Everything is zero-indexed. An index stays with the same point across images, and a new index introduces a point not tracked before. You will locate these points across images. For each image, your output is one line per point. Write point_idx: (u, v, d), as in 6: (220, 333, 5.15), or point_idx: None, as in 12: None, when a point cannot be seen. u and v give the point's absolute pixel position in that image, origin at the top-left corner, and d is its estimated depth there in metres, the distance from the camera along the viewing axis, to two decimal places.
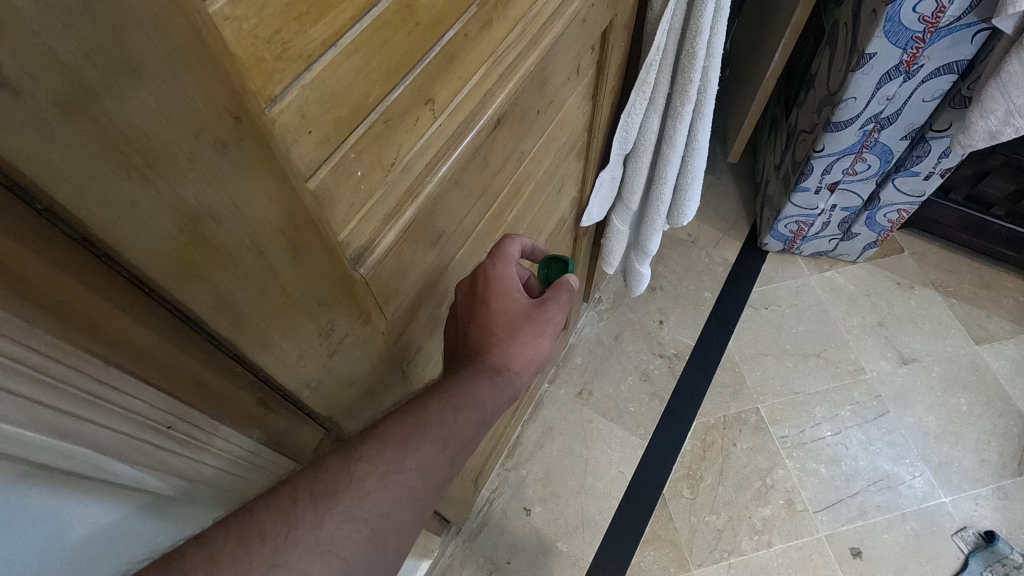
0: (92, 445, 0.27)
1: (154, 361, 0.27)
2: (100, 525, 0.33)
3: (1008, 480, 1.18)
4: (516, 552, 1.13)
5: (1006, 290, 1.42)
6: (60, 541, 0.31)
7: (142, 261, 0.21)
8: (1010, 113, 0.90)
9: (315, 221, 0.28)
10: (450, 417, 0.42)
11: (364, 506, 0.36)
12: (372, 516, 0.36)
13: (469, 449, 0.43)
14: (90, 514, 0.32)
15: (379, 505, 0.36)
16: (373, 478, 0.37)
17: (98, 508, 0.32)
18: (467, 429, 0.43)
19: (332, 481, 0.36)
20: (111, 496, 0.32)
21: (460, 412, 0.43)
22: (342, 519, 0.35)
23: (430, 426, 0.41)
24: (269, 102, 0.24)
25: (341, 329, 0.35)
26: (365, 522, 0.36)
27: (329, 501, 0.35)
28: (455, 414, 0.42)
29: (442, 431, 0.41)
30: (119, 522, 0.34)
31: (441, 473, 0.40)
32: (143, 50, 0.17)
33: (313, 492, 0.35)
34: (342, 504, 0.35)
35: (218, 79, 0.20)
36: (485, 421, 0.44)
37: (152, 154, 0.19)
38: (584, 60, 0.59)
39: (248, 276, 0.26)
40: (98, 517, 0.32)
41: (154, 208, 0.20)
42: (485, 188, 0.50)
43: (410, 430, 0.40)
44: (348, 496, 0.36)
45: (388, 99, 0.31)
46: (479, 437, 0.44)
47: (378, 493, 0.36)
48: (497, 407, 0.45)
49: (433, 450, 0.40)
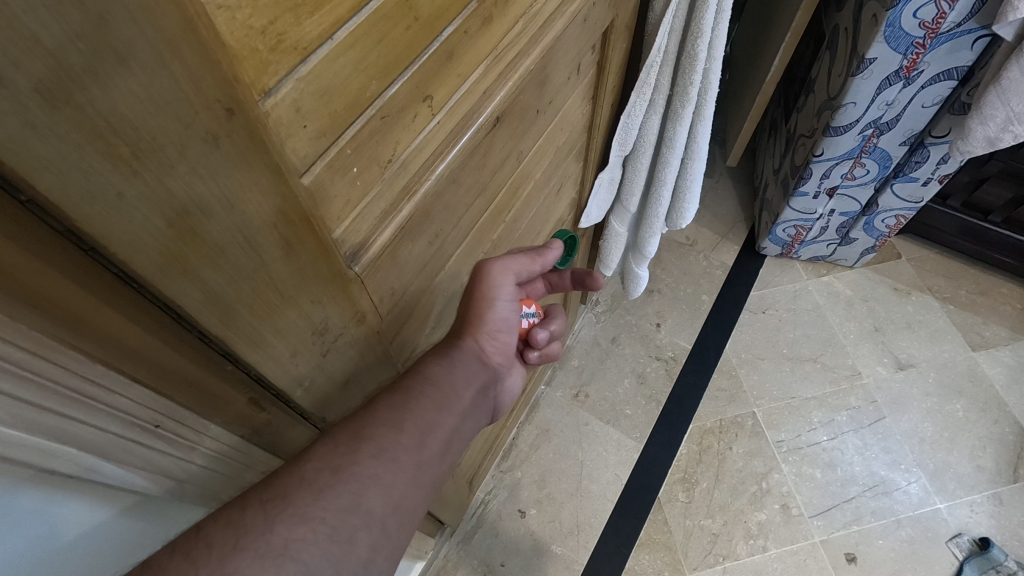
0: (77, 443, 0.26)
1: (143, 360, 0.27)
2: (91, 524, 0.32)
3: (1003, 486, 1.18)
4: (511, 554, 1.12)
5: (1003, 297, 1.42)
6: (51, 542, 0.30)
7: (128, 254, 0.20)
8: (1009, 120, 0.90)
9: (308, 217, 0.28)
10: (401, 402, 0.42)
11: (320, 504, 0.35)
12: (331, 514, 0.35)
13: (435, 430, 0.43)
14: (80, 514, 0.31)
15: (337, 501, 0.36)
16: (325, 475, 0.37)
17: (88, 507, 0.32)
18: (426, 412, 0.43)
19: (283, 486, 0.36)
20: (101, 495, 0.32)
21: (411, 395, 0.43)
22: (296, 520, 0.34)
23: (381, 413, 0.41)
24: (263, 95, 0.23)
25: (334, 328, 0.35)
26: (323, 520, 0.35)
27: (279, 504, 0.35)
28: (407, 400, 0.43)
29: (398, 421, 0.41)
30: (108, 522, 0.33)
31: (403, 457, 0.40)
32: (132, 37, 0.16)
33: (263, 500, 0.35)
34: (293, 505, 0.35)
35: (210, 70, 0.19)
36: (446, 401, 0.45)
37: (140, 144, 0.18)
38: (584, 60, 0.58)
39: (240, 271, 0.25)
40: (88, 517, 0.32)
41: (141, 201, 0.20)
42: (483, 186, 0.50)
43: (365, 424, 0.40)
44: (300, 496, 0.35)
45: (386, 94, 0.31)
46: (444, 419, 0.44)
47: (333, 489, 0.36)
48: (453, 384, 0.46)
49: (388, 434, 0.40)
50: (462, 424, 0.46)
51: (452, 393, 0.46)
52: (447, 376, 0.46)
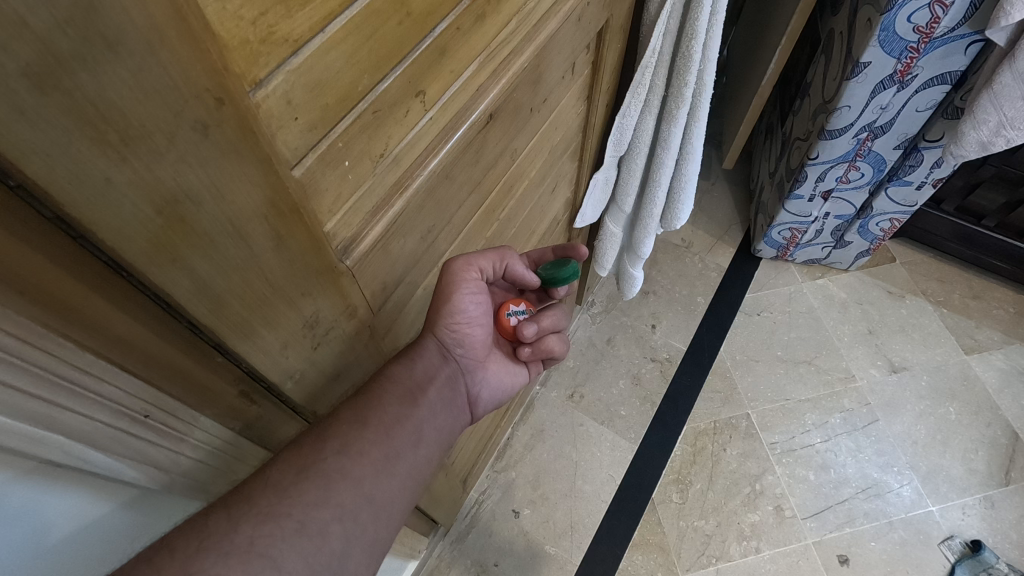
0: (65, 432, 0.26)
1: (132, 348, 0.27)
2: (86, 519, 0.32)
3: (995, 489, 1.18)
4: (504, 554, 1.12)
5: (996, 301, 1.43)
6: (44, 536, 0.30)
7: (116, 242, 0.21)
8: (1002, 124, 0.91)
9: (298, 209, 0.28)
10: (364, 400, 0.43)
11: (287, 502, 0.36)
12: (298, 509, 0.36)
13: (402, 422, 0.44)
14: (74, 509, 0.31)
15: (304, 496, 0.37)
16: (291, 474, 0.37)
17: (84, 501, 0.32)
18: (391, 407, 0.44)
19: (247, 489, 0.36)
20: (97, 489, 0.32)
21: (373, 391, 0.44)
22: (261, 519, 0.35)
23: (344, 410, 0.42)
24: (253, 86, 0.23)
25: (326, 321, 0.35)
26: (290, 516, 0.36)
27: (243, 506, 0.35)
28: (369, 398, 0.43)
29: (363, 417, 0.42)
30: (104, 516, 0.33)
31: (370, 449, 0.41)
32: (120, 24, 0.17)
33: (228, 505, 0.35)
34: (259, 506, 0.35)
35: (200, 58, 0.19)
36: (411, 396, 0.46)
37: (129, 130, 0.19)
38: (579, 59, 0.59)
39: (229, 261, 0.26)
40: (82, 511, 0.32)
41: (130, 187, 0.20)
42: (477, 183, 0.50)
43: (328, 421, 0.40)
44: (265, 497, 0.36)
45: (377, 89, 0.31)
46: (411, 412, 0.45)
47: (300, 485, 0.37)
48: (417, 377, 0.47)
49: (352, 429, 0.41)
50: (429, 417, 0.47)
51: (419, 389, 0.47)
52: (410, 372, 0.47)
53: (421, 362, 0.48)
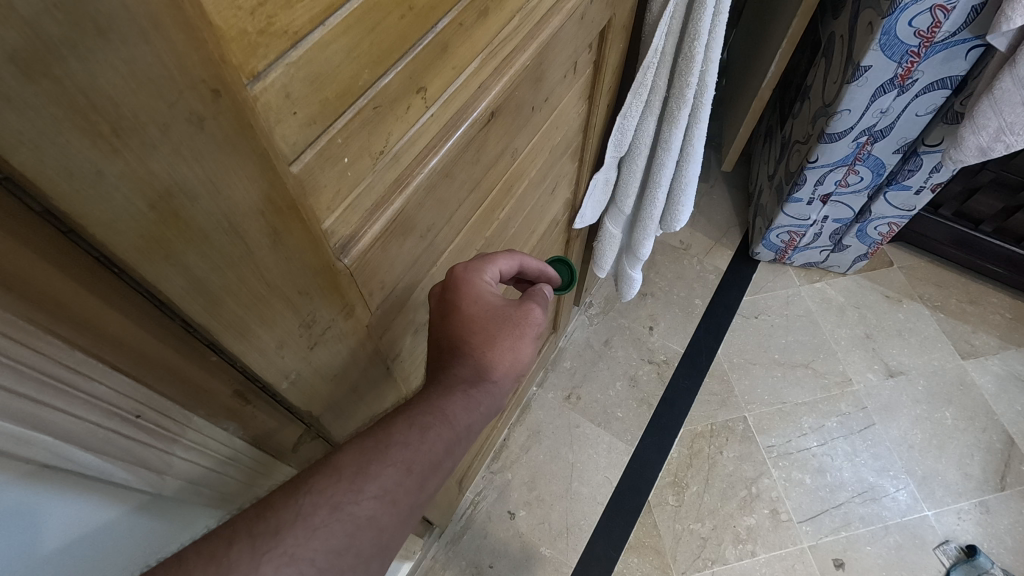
0: (53, 433, 0.26)
1: (122, 346, 0.26)
2: (82, 522, 0.32)
3: (990, 494, 1.19)
4: (499, 555, 1.12)
5: (993, 306, 1.43)
6: (37, 542, 0.29)
7: (105, 236, 0.20)
8: (1002, 130, 0.91)
9: (297, 206, 0.27)
10: (415, 440, 0.41)
11: (311, 544, 0.35)
12: (319, 554, 0.35)
13: (439, 471, 0.41)
14: (70, 515, 0.31)
15: (329, 541, 0.35)
16: (322, 511, 0.36)
17: (80, 506, 0.31)
18: (435, 452, 0.41)
19: (276, 520, 0.35)
20: (105, 494, 0.32)
21: (427, 433, 0.41)
22: (283, 561, 0.33)
23: (393, 448, 0.40)
24: (251, 78, 0.23)
25: (322, 320, 0.34)
26: (311, 561, 0.34)
27: (269, 542, 0.34)
28: (420, 438, 0.41)
29: (409, 454, 0.40)
30: (119, 518, 0.34)
31: (403, 499, 0.39)
32: (113, 11, 0.16)
33: (253, 535, 0.34)
34: (283, 545, 0.34)
35: (195, 48, 0.18)
36: (456, 441, 0.43)
37: (120, 122, 0.18)
38: (580, 58, 0.58)
39: (224, 258, 0.25)
40: (97, 514, 0.32)
41: (121, 180, 0.19)
42: (476, 182, 0.49)
43: (372, 456, 0.39)
44: (293, 534, 0.34)
45: (378, 84, 0.30)
46: (451, 460, 0.43)
47: (328, 528, 0.35)
48: (472, 425, 0.44)
49: (393, 475, 0.39)
50: None
51: (465, 432, 0.44)
52: (466, 418, 0.44)
53: (482, 407, 0.45)
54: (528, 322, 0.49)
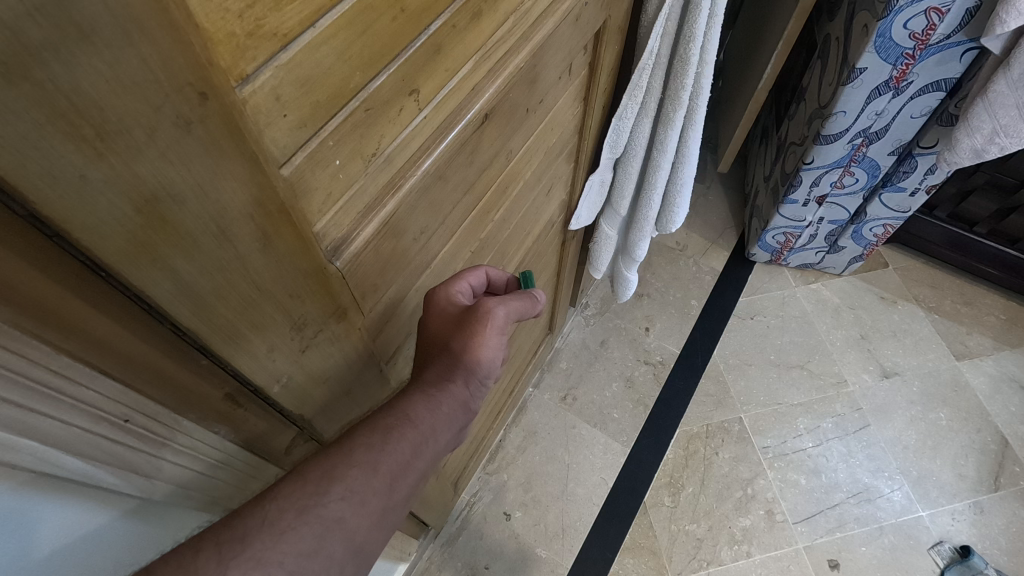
0: (40, 438, 0.25)
1: (109, 350, 0.26)
2: (73, 529, 0.31)
3: (984, 495, 1.19)
4: (495, 556, 1.12)
5: (987, 307, 1.44)
6: (27, 548, 0.29)
7: (91, 242, 0.20)
8: (996, 132, 0.92)
9: (287, 209, 0.27)
10: (379, 441, 0.40)
11: (279, 547, 0.35)
12: (288, 559, 0.35)
13: (408, 470, 0.41)
14: (61, 520, 0.30)
15: (298, 543, 0.35)
16: (289, 516, 0.35)
17: (72, 512, 0.31)
18: (402, 451, 0.41)
19: (242, 527, 0.34)
20: (96, 499, 0.32)
21: (391, 434, 0.41)
22: (252, 565, 0.33)
23: (355, 450, 0.39)
24: (239, 81, 0.23)
25: (314, 324, 0.34)
26: (281, 565, 0.34)
27: (236, 548, 0.33)
28: (385, 438, 0.41)
29: (372, 456, 0.40)
30: (105, 525, 0.34)
31: (372, 501, 0.39)
32: (96, 14, 0.16)
33: (220, 542, 0.33)
34: (251, 549, 0.34)
35: (181, 52, 0.18)
36: (423, 440, 0.43)
37: (105, 126, 0.18)
38: (576, 60, 0.58)
39: (212, 262, 0.25)
40: (84, 521, 0.32)
41: (107, 185, 0.19)
42: (471, 184, 0.49)
43: (335, 459, 0.38)
44: (260, 539, 0.34)
45: (370, 86, 0.30)
46: (421, 458, 0.42)
47: (296, 531, 0.35)
48: (438, 425, 0.44)
49: (359, 477, 0.38)
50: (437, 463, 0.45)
51: (431, 433, 0.43)
52: (431, 417, 0.44)
53: (446, 407, 0.45)
54: (486, 325, 0.48)
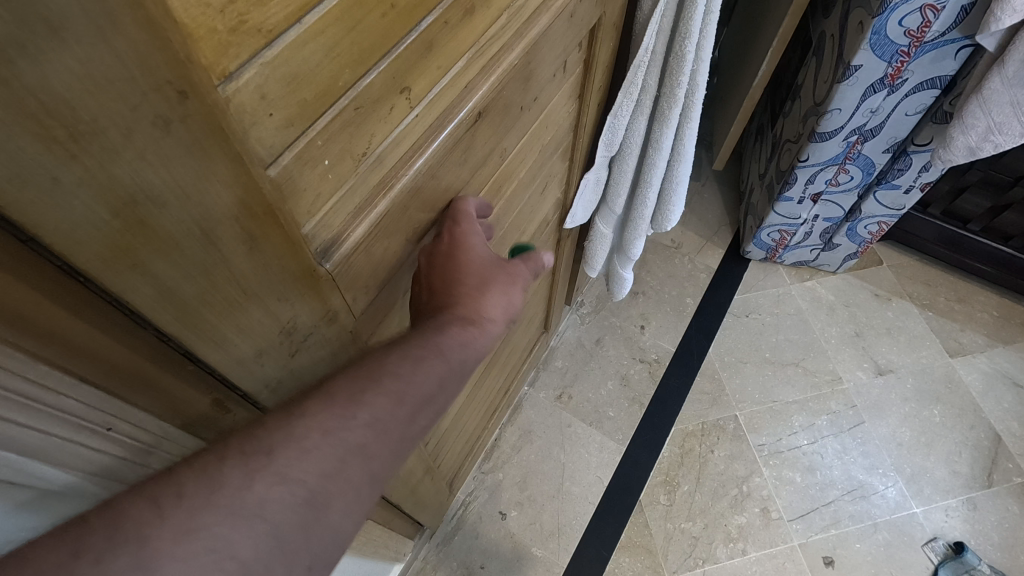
0: (21, 449, 0.24)
1: (89, 356, 0.25)
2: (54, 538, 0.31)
3: (977, 491, 1.20)
4: (490, 556, 1.11)
5: (980, 304, 1.44)
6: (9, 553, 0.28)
7: (66, 247, 0.19)
8: (990, 129, 0.92)
9: (273, 211, 0.26)
10: (406, 370, 0.39)
11: (301, 465, 0.33)
12: (310, 477, 0.33)
13: (430, 409, 0.40)
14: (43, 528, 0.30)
15: (319, 462, 0.34)
16: (312, 433, 0.34)
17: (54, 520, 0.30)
18: (427, 380, 0.39)
19: (264, 439, 0.33)
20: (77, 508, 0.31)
21: (416, 366, 0.39)
22: (275, 480, 0.32)
23: (383, 377, 0.38)
24: (222, 79, 0.22)
25: (303, 327, 0.33)
26: (302, 483, 0.33)
27: (260, 459, 0.32)
28: (410, 367, 0.39)
29: (399, 382, 0.38)
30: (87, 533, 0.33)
31: (395, 429, 0.37)
32: (66, 9, 0.15)
33: (243, 451, 0.32)
34: (274, 462, 0.32)
35: (159, 48, 0.18)
36: (448, 377, 0.41)
37: (79, 126, 0.17)
38: (571, 56, 0.57)
39: (196, 266, 0.24)
40: None
41: (82, 188, 0.18)
42: (465, 183, 0.48)
43: (363, 382, 0.37)
44: (284, 454, 0.33)
45: (360, 83, 0.29)
46: (444, 395, 0.41)
47: (319, 450, 0.34)
48: (463, 361, 0.42)
49: (385, 403, 0.37)
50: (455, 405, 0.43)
51: (455, 373, 0.42)
52: (455, 355, 0.42)
53: (468, 354, 0.43)
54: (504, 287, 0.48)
